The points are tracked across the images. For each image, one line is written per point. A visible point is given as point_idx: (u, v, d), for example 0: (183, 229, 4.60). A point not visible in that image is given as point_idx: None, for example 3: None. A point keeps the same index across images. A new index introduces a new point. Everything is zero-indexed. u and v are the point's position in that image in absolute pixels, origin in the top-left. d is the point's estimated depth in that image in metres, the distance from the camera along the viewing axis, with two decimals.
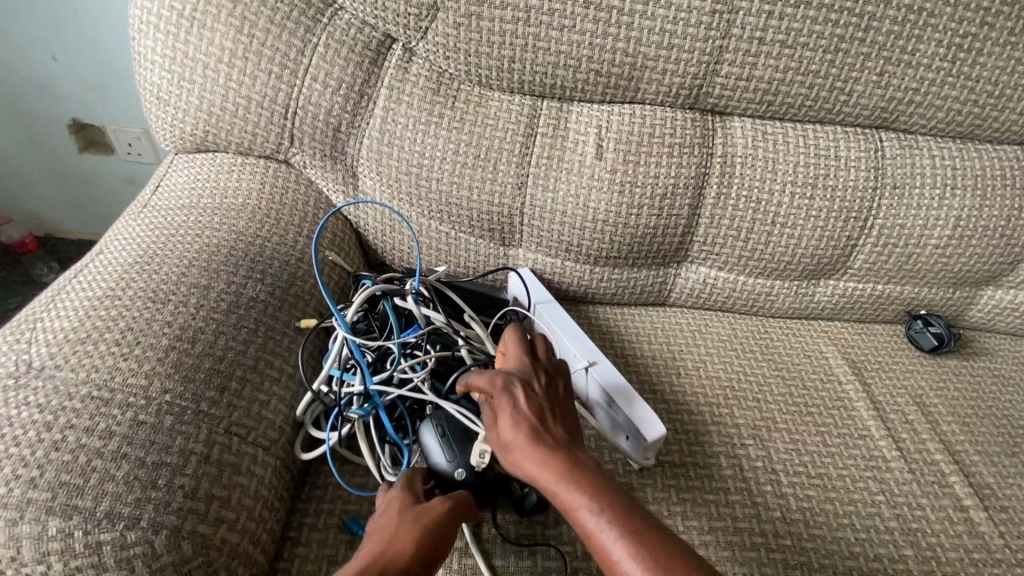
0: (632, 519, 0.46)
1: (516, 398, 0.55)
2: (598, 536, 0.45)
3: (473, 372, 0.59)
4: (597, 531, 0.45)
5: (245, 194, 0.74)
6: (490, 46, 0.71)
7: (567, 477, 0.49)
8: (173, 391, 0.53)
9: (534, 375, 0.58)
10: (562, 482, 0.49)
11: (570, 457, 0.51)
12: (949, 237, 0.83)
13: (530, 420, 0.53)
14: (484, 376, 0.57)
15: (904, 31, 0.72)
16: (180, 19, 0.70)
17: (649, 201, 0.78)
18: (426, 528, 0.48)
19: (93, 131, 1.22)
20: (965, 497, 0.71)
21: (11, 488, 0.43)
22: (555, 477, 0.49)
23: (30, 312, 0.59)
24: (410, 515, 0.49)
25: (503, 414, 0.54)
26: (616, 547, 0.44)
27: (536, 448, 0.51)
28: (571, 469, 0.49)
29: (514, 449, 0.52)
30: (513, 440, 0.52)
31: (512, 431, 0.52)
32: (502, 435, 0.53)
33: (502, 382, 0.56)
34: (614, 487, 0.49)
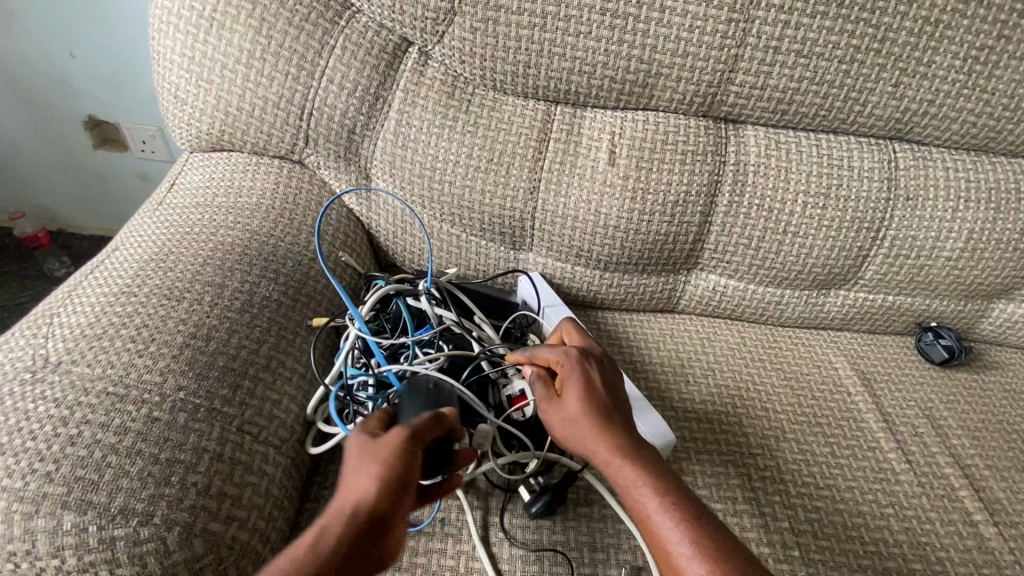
0: (687, 504, 0.48)
1: (585, 376, 0.57)
2: (653, 513, 0.47)
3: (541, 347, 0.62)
4: (652, 508, 0.48)
5: (259, 193, 0.75)
6: (506, 51, 0.72)
7: (627, 455, 0.51)
8: (188, 388, 0.53)
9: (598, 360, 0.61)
10: (621, 456, 0.51)
11: (630, 439, 0.53)
12: (962, 250, 0.83)
13: (596, 395, 0.56)
14: (552, 352, 0.60)
15: (920, 43, 0.72)
16: (200, 19, 0.71)
17: (660, 207, 0.78)
18: (386, 469, 0.46)
19: (108, 129, 1.23)
20: (976, 511, 0.71)
21: (27, 481, 0.44)
22: (616, 452, 0.52)
23: (47, 306, 0.59)
24: (369, 458, 0.46)
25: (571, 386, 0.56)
26: (670, 526, 0.46)
27: (601, 422, 0.54)
28: (629, 447, 0.52)
29: (576, 420, 0.54)
30: (579, 410, 0.55)
31: (579, 403, 0.55)
32: (565, 405, 0.56)
33: (570, 358, 0.59)
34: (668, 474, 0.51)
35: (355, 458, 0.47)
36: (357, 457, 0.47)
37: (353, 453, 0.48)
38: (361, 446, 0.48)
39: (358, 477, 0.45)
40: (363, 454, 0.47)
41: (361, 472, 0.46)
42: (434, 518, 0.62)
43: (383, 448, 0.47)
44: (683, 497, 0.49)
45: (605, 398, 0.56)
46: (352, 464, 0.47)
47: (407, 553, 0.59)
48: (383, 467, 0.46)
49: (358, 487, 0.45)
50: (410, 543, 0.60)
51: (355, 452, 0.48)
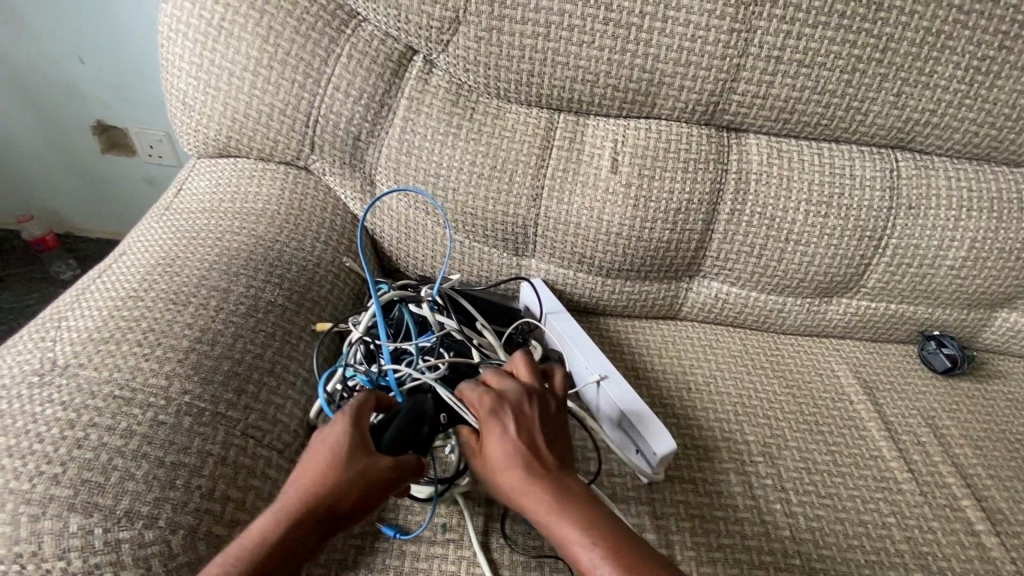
0: (626, 556, 0.45)
1: (499, 422, 0.53)
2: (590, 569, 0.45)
3: (464, 392, 0.56)
4: (588, 563, 0.45)
5: (265, 199, 0.76)
6: (510, 60, 0.73)
7: (556, 509, 0.48)
8: (193, 392, 0.54)
9: (522, 403, 0.55)
10: (551, 513, 0.48)
11: (561, 489, 0.50)
12: (964, 259, 0.83)
13: (518, 450, 0.51)
14: (473, 400, 0.55)
15: (922, 53, 0.72)
16: (209, 27, 0.72)
17: (663, 215, 0.78)
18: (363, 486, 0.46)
19: (115, 133, 1.24)
20: (977, 521, 0.70)
21: (34, 484, 0.44)
22: (545, 508, 0.48)
23: (56, 310, 0.60)
24: (350, 470, 0.46)
25: (489, 441, 0.52)
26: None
27: (524, 479, 0.50)
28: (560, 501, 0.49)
29: (501, 479, 0.51)
30: (498, 469, 0.51)
31: (498, 459, 0.51)
32: (487, 462, 0.52)
33: (488, 409, 0.54)
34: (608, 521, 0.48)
35: (332, 457, 0.47)
36: (335, 458, 0.47)
37: (330, 443, 0.47)
38: (342, 442, 0.47)
39: (329, 483, 0.45)
40: (343, 458, 0.47)
41: (335, 478, 0.46)
42: (435, 524, 0.62)
43: (364, 464, 0.47)
44: (622, 547, 0.46)
45: (527, 447, 0.52)
46: (324, 465, 0.46)
47: (408, 558, 0.59)
48: (359, 484, 0.46)
49: (328, 491, 0.45)
50: (411, 548, 0.60)
51: (333, 445, 0.47)
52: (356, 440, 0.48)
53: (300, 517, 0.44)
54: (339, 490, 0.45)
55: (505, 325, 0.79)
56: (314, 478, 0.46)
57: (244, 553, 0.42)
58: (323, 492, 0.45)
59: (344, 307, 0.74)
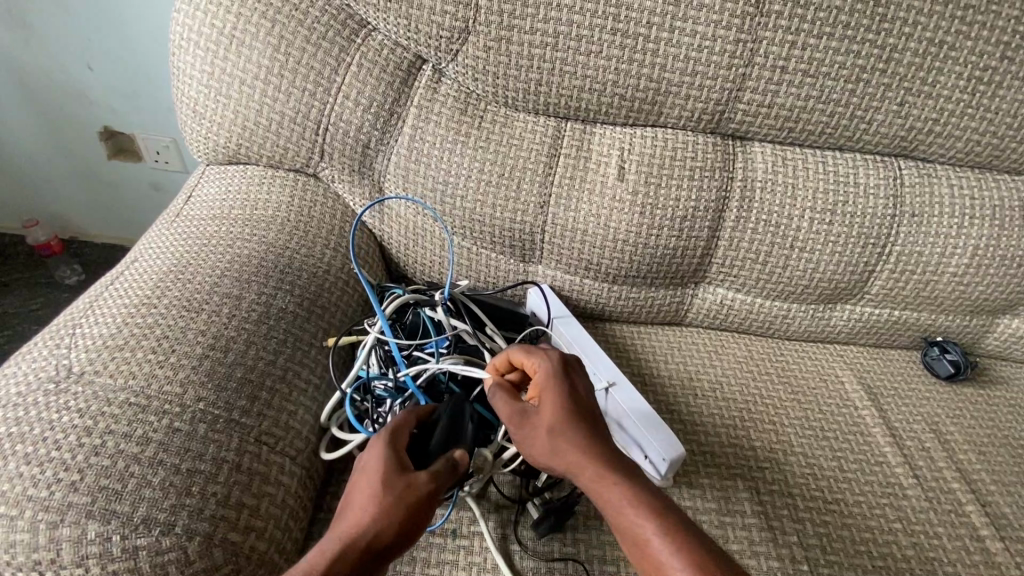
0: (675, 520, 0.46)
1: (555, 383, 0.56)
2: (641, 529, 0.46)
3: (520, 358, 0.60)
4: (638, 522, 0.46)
5: (275, 206, 0.76)
6: (518, 69, 0.73)
7: (609, 474, 0.50)
8: (207, 399, 0.54)
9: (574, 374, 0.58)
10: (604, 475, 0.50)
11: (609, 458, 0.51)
12: (967, 266, 0.83)
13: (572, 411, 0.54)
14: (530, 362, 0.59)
15: (924, 63, 0.73)
16: (220, 36, 0.73)
17: (669, 222, 0.79)
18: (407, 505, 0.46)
19: (123, 139, 1.25)
20: (983, 527, 0.71)
21: (52, 491, 0.45)
22: (597, 472, 0.50)
23: (69, 317, 0.60)
24: (394, 488, 0.47)
25: (548, 403, 0.54)
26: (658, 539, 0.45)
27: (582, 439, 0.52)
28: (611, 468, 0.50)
29: (557, 438, 0.52)
30: (556, 426, 0.53)
31: (556, 420, 0.53)
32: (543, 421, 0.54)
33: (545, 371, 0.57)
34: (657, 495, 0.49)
35: (374, 477, 0.48)
36: (379, 478, 0.47)
37: (373, 466, 0.49)
38: (378, 465, 0.49)
39: (370, 502, 0.45)
40: (385, 476, 0.48)
41: (376, 498, 0.46)
42: (445, 529, 0.62)
43: (407, 481, 0.48)
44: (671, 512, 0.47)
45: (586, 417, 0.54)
46: (370, 486, 0.47)
47: (420, 563, 0.59)
48: (399, 502, 0.46)
49: (372, 512, 0.45)
50: (423, 554, 0.60)
51: (371, 469, 0.48)
52: (392, 461, 0.49)
53: (346, 540, 0.43)
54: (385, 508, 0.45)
55: (514, 331, 0.80)
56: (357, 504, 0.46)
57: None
58: (368, 513, 0.45)
59: (353, 313, 0.75)
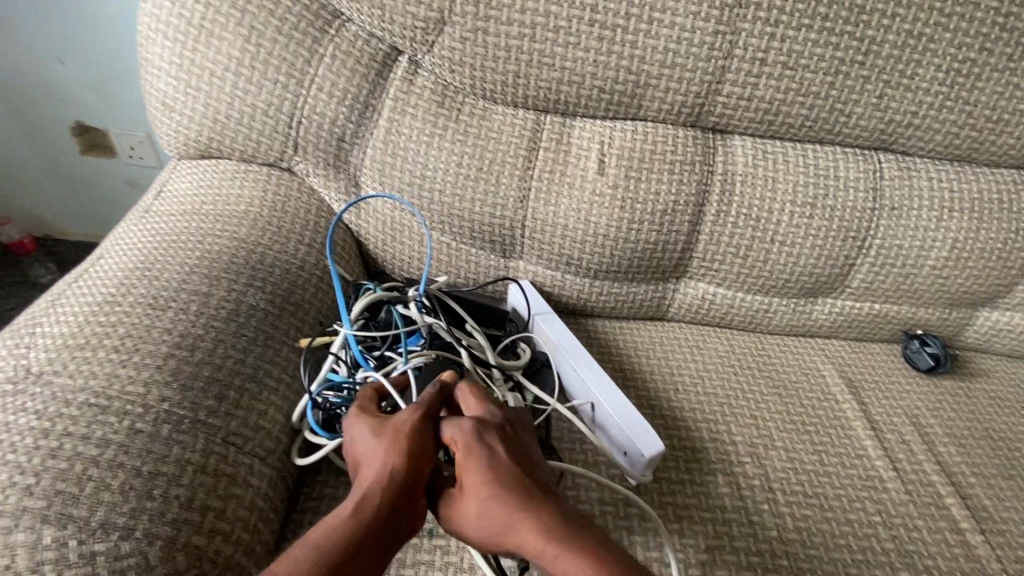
0: None
1: (482, 446, 0.48)
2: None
3: (439, 423, 0.50)
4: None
5: (247, 201, 0.75)
6: (496, 61, 0.72)
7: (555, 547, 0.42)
8: (172, 399, 0.52)
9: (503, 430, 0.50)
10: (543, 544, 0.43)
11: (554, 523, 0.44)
12: (946, 259, 0.84)
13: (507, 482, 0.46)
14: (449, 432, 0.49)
15: (904, 55, 0.73)
16: (189, 27, 0.71)
17: (649, 216, 0.78)
18: (409, 445, 0.48)
19: (95, 135, 1.21)
20: (962, 519, 0.71)
21: (6, 495, 0.43)
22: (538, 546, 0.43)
23: (30, 315, 0.58)
24: (392, 436, 0.48)
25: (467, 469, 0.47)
26: None
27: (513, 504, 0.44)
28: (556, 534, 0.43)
29: (488, 516, 0.44)
30: (481, 498, 0.45)
31: (483, 497, 0.45)
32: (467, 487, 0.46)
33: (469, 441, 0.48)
34: (607, 543, 0.44)
35: (376, 435, 0.49)
36: (381, 431, 0.49)
37: (371, 424, 0.50)
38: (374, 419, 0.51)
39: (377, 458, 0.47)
40: (385, 430, 0.49)
41: (380, 450, 0.48)
42: (421, 529, 0.61)
43: (401, 425, 0.49)
44: None
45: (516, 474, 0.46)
46: (372, 443, 0.49)
47: (395, 564, 0.58)
48: (402, 442, 0.48)
49: (381, 463, 0.47)
50: (398, 555, 0.59)
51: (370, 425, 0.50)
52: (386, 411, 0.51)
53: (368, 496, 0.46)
54: (391, 455, 0.47)
55: (494, 327, 0.79)
56: (368, 459, 0.48)
57: (323, 538, 0.43)
58: (377, 465, 0.47)
59: (327, 310, 0.73)
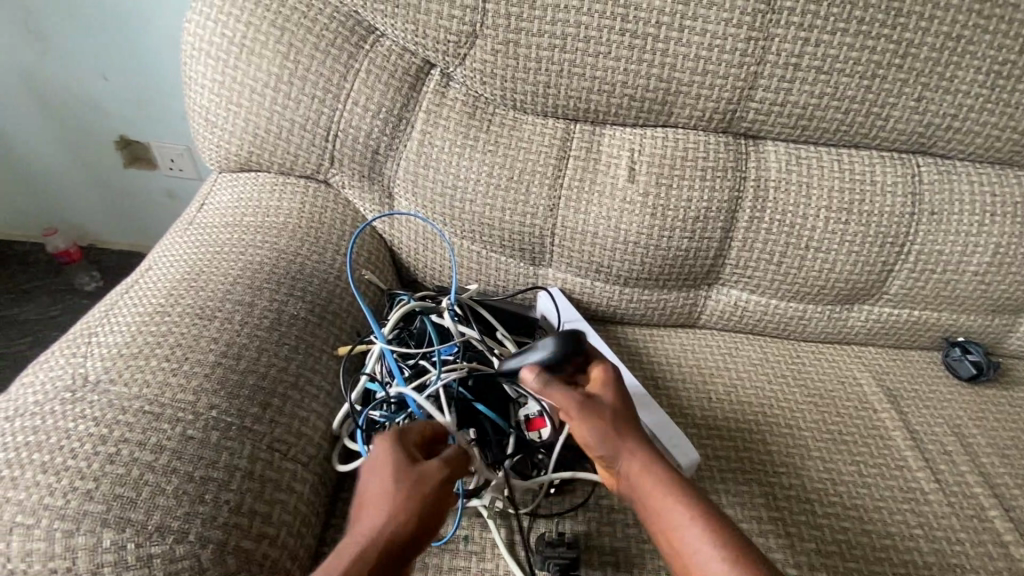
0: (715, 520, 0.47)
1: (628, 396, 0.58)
2: (689, 545, 0.46)
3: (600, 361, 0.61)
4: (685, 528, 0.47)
5: (286, 213, 0.77)
6: (526, 72, 0.73)
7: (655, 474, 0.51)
8: (220, 406, 0.54)
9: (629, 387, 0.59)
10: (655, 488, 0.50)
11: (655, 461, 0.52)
12: (988, 265, 0.81)
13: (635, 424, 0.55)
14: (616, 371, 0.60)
15: (943, 58, 0.72)
16: (231, 45, 0.73)
17: (681, 223, 0.78)
18: (428, 492, 0.46)
19: (138, 148, 1.26)
20: (1008, 533, 0.69)
21: (68, 499, 0.45)
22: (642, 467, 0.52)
23: (86, 325, 0.61)
24: (413, 482, 0.47)
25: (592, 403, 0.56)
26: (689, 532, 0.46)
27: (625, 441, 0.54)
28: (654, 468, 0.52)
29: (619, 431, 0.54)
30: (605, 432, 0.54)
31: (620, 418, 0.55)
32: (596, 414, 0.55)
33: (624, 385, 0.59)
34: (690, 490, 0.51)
35: (395, 477, 0.47)
36: (401, 472, 0.47)
37: (389, 463, 0.48)
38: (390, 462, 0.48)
39: (394, 499, 0.45)
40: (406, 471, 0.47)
41: (396, 494, 0.46)
42: (457, 536, 0.62)
43: (426, 472, 0.48)
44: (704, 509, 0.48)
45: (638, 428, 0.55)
46: (388, 485, 0.46)
47: (432, 570, 0.59)
48: (423, 490, 0.46)
49: (388, 516, 0.44)
50: (435, 561, 0.60)
51: (383, 468, 0.48)
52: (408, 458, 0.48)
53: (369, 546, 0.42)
54: (407, 500, 0.45)
55: (525, 335, 0.79)
56: (374, 505, 0.45)
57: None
58: (394, 514, 0.44)
59: (362, 319, 0.75)
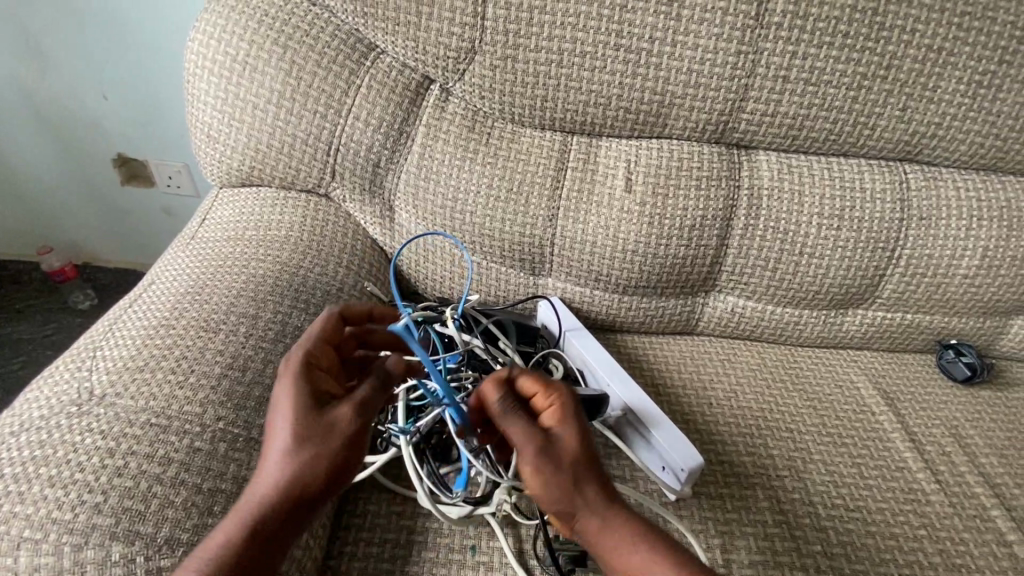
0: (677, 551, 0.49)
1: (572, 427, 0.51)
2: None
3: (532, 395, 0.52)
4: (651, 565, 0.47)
5: (287, 226, 0.77)
6: (524, 87, 0.75)
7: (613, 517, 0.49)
8: (226, 418, 0.54)
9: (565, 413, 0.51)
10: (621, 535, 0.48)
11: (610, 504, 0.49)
12: (977, 267, 0.83)
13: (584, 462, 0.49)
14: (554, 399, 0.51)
15: (925, 69, 0.74)
16: (233, 63, 0.74)
17: (678, 231, 0.79)
18: (324, 441, 0.46)
19: (135, 165, 1.26)
20: (1009, 532, 0.70)
21: (76, 513, 0.45)
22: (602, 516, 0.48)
23: (90, 339, 0.61)
24: (309, 429, 0.46)
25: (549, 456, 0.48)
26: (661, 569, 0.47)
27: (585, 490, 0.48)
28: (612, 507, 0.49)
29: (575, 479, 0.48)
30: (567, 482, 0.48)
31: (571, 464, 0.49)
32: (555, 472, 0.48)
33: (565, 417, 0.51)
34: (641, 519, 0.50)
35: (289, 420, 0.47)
36: (299, 415, 0.47)
37: (288, 403, 0.48)
38: (289, 400, 0.48)
39: (289, 447, 0.45)
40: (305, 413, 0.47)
41: (292, 441, 0.45)
42: (464, 546, 0.62)
43: (326, 420, 0.47)
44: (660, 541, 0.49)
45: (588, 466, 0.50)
46: (282, 424, 0.47)
47: None
48: (322, 441, 0.46)
49: (285, 468, 0.45)
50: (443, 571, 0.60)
51: (282, 406, 0.48)
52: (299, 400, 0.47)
53: (265, 494, 0.44)
54: (301, 449, 0.45)
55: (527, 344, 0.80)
56: (273, 449, 0.46)
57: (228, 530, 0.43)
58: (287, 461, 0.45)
59: None
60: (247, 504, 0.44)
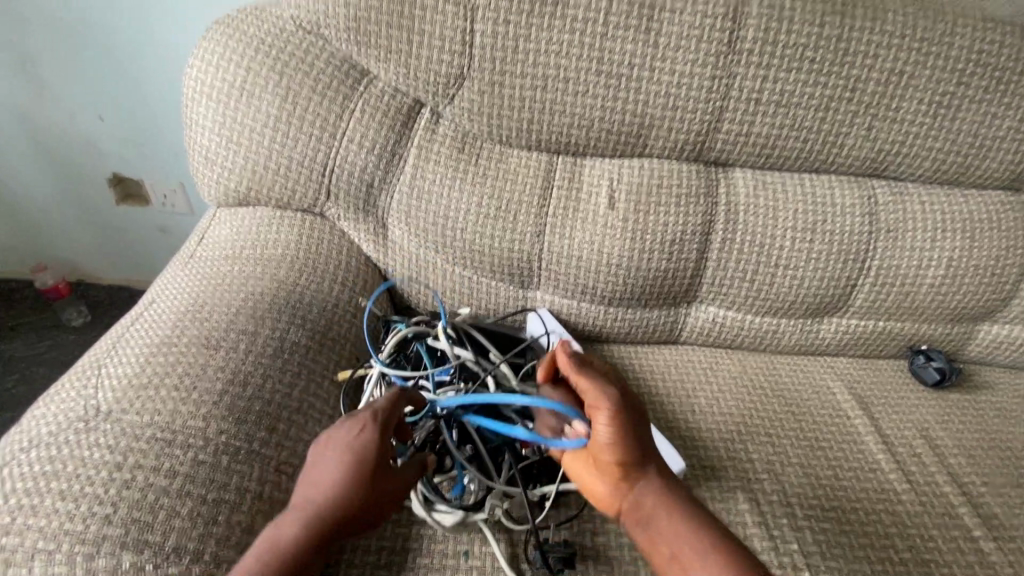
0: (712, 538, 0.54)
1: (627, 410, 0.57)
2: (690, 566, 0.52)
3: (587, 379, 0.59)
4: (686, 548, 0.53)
5: (284, 245, 0.80)
6: (511, 110, 0.79)
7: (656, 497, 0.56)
8: (228, 431, 0.57)
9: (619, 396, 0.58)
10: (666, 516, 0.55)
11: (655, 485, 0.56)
12: (943, 276, 0.88)
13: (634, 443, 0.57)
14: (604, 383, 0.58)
15: (888, 92, 0.79)
16: (232, 88, 0.78)
17: (659, 246, 0.83)
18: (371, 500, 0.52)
19: (130, 184, 1.28)
20: (975, 528, 0.73)
21: (87, 524, 0.47)
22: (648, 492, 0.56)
23: (94, 357, 0.63)
24: (365, 481, 0.52)
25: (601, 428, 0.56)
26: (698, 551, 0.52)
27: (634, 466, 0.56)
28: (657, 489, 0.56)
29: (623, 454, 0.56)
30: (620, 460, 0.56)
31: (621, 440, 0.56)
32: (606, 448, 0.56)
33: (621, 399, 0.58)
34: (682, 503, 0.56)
35: (352, 471, 0.51)
36: (364, 468, 0.52)
37: (355, 451, 0.52)
38: (356, 447, 0.52)
39: (342, 494, 0.51)
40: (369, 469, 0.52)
41: (348, 490, 0.51)
42: (457, 552, 0.64)
43: (382, 483, 0.53)
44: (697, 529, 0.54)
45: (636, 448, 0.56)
46: (339, 470, 0.51)
47: None
48: (372, 498, 0.52)
49: (330, 513, 0.50)
50: None
51: (347, 451, 0.52)
52: (367, 436, 0.53)
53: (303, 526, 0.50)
54: (352, 501, 0.51)
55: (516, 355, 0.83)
56: (326, 488, 0.51)
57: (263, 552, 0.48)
58: (336, 507, 0.50)
59: (360, 345, 0.78)
60: (283, 528, 0.49)
